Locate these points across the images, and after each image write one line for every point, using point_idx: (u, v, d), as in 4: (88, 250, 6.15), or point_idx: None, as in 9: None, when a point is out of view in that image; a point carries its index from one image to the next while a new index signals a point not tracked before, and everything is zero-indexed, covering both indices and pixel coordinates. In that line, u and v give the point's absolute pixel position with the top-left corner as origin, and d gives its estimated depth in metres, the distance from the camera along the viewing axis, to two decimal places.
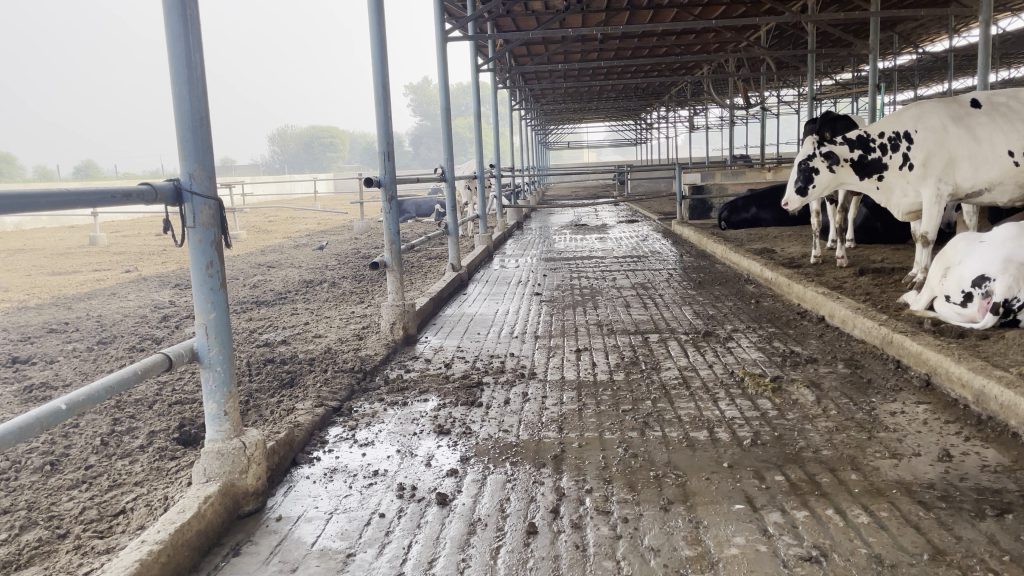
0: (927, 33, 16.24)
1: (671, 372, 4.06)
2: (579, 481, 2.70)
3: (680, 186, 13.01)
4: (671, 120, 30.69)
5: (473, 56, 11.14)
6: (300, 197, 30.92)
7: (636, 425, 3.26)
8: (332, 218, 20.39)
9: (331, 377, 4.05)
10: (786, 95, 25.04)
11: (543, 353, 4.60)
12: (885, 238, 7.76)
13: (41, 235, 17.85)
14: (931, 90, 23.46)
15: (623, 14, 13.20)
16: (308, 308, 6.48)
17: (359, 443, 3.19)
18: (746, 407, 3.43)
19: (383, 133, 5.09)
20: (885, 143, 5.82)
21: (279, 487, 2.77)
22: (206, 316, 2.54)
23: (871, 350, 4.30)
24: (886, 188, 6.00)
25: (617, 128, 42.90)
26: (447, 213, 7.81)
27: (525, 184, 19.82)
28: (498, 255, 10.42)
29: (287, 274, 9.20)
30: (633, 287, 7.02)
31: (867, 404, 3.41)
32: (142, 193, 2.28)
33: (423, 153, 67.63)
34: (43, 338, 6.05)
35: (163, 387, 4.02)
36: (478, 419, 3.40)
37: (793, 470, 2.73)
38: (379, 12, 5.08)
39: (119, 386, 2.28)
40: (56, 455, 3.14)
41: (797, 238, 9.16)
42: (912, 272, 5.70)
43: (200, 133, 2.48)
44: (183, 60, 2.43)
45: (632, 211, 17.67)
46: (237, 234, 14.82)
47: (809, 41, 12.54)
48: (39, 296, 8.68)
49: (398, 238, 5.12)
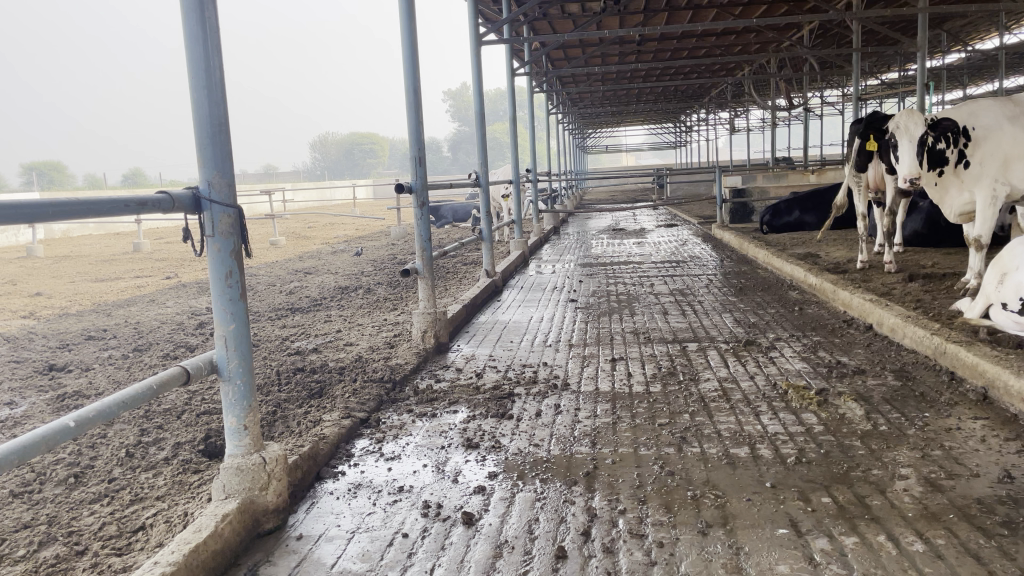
0: (977, 30, 15.75)
1: (711, 383, 3.90)
2: (612, 501, 2.57)
3: (721, 190, 12.75)
4: (711, 123, 30.28)
5: (509, 61, 11.07)
6: (340, 204, 31.16)
7: (673, 440, 3.12)
8: (370, 224, 20.46)
9: (359, 387, 3.96)
10: (831, 96, 24.56)
11: (577, 362, 4.48)
12: (935, 242, 7.48)
13: (87, 242, 18.16)
14: (981, 90, 22.77)
15: (662, 15, 13.02)
16: (341, 315, 6.43)
17: (386, 456, 3.10)
18: (790, 422, 3.27)
19: (415, 139, 5.01)
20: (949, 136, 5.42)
21: (301, 503, 2.69)
22: (225, 327, 2.47)
23: (923, 361, 4.09)
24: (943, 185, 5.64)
25: (657, 131, 42.51)
26: (482, 219, 7.70)
27: (562, 189, 19.69)
28: (534, 260, 10.29)
29: (324, 280, 9.19)
30: (672, 294, 6.85)
31: (921, 419, 3.22)
32: (158, 202, 2.22)
33: (462, 159, 67.87)
34: (80, 346, 6.08)
35: (192, 397, 3.98)
36: (508, 433, 3.29)
37: (841, 491, 2.56)
38: (411, 17, 5.00)
39: (133, 402, 2.21)
40: (80, 467, 3.10)
41: (843, 242, 8.88)
42: (966, 278, 5.44)
43: (219, 139, 2.41)
44: (201, 65, 2.36)
45: (672, 215, 17.40)
46: (276, 241, 14.92)
47: (854, 40, 12.22)
48: (80, 303, 8.77)
49: (429, 244, 5.03)
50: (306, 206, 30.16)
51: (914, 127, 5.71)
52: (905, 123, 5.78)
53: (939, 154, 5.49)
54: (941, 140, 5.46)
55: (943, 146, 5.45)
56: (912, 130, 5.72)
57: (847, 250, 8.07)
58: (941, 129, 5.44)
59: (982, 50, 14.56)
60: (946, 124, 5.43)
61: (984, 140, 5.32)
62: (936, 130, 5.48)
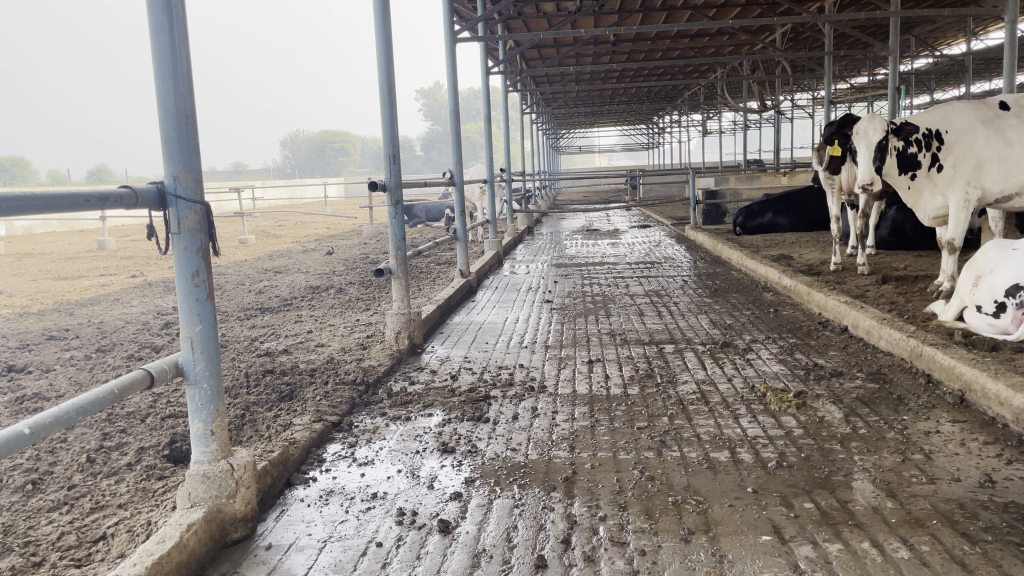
0: (945, 35, 15.93)
1: (689, 386, 3.85)
2: (592, 507, 2.51)
3: (694, 191, 12.77)
4: (683, 125, 30.43)
5: (483, 59, 10.98)
6: (311, 203, 30.90)
7: (652, 444, 3.07)
8: (342, 222, 20.24)
9: (331, 390, 3.86)
10: (800, 99, 24.79)
11: (553, 364, 4.42)
12: (908, 245, 7.52)
13: (50, 239, 17.78)
14: (948, 94, 23.07)
15: (637, 16, 13.03)
16: (313, 316, 6.31)
17: (358, 462, 3.01)
18: (769, 425, 3.24)
19: (389, 136, 4.92)
20: (918, 139, 5.48)
21: (271, 511, 2.60)
22: (191, 328, 2.37)
23: (899, 363, 4.08)
24: (914, 189, 5.67)
25: (629, 132, 42.61)
26: (456, 218, 7.60)
27: (535, 189, 19.63)
28: (508, 261, 10.23)
29: (294, 280, 9.04)
30: (647, 295, 6.81)
31: (900, 423, 3.20)
32: (121, 197, 2.12)
33: (434, 158, 67.61)
34: (42, 346, 5.91)
35: (157, 399, 3.86)
36: (484, 437, 3.22)
37: (822, 497, 2.52)
38: (385, 10, 4.91)
39: (93, 407, 2.10)
40: (38, 473, 2.98)
41: (815, 244, 8.92)
42: (939, 281, 5.47)
43: (185, 132, 2.31)
44: (167, 55, 2.26)
45: (644, 215, 17.43)
46: (246, 240, 14.70)
47: (827, 43, 12.30)
48: (42, 302, 8.56)
49: (403, 243, 4.94)
50: (276, 204, 29.84)
51: (872, 132, 5.72)
52: (864, 128, 5.75)
53: (911, 158, 5.52)
54: (911, 144, 5.51)
55: (914, 150, 5.49)
56: (869, 135, 5.72)
57: (821, 252, 8.11)
58: (909, 133, 5.51)
59: (949, 54, 14.76)
60: (913, 128, 5.50)
61: (957, 144, 5.34)
62: (908, 135, 5.52)
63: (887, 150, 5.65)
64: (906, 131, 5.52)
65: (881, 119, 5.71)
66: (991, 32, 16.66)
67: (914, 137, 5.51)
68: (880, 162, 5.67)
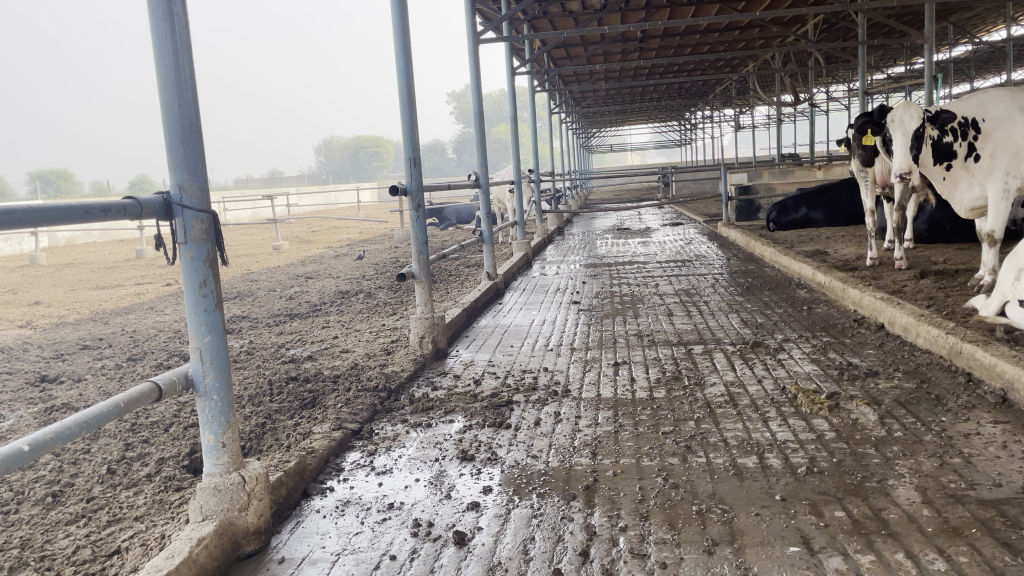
0: (984, 22, 15.48)
1: (717, 388, 3.74)
2: (613, 517, 2.43)
3: (726, 187, 12.57)
4: (716, 121, 30.06)
5: (509, 59, 10.91)
6: (344, 208, 31.15)
7: (677, 450, 2.98)
8: (375, 227, 20.32)
9: (354, 397, 3.82)
10: (835, 91, 24.36)
11: (578, 367, 4.34)
12: (951, 239, 7.29)
13: (91, 249, 18.14)
14: (988, 83, 22.43)
15: (664, 11, 12.85)
16: (340, 321, 6.30)
17: (377, 471, 2.96)
18: (800, 428, 3.12)
19: (409, 140, 4.88)
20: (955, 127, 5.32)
21: (286, 523, 2.56)
22: (200, 339, 2.34)
23: (938, 362, 3.93)
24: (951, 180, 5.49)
25: (661, 129, 42.16)
26: (482, 220, 7.54)
27: (566, 189, 19.52)
28: (538, 261, 10.16)
29: (324, 285, 9.05)
30: (677, 294, 6.69)
31: (937, 424, 3.07)
32: (124, 208, 2.10)
33: (466, 160, 67.75)
34: (75, 355, 5.98)
35: (181, 409, 3.86)
36: (505, 444, 3.15)
37: (855, 504, 2.41)
38: (403, 14, 4.87)
39: (98, 421, 2.09)
40: (60, 485, 2.98)
41: (852, 239, 8.71)
42: (980, 274, 5.27)
43: (190, 141, 2.28)
44: (170, 62, 2.23)
45: (677, 214, 17.22)
46: (279, 246, 14.81)
47: (861, 33, 11.92)
48: (78, 311, 8.69)
49: (425, 246, 4.89)
50: (310, 209, 30.15)
51: (908, 120, 5.53)
52: (900, 116, 5.55)
53: (946, 148, 5.37)
54: (946, 133, 5.34)
55: (949, 138, 5.33)
56: (905, 124, 5.53)
57: (857, 247, 7.90)
58: (945, 121, 5.34)
59: (988, 42, 14.33)
60: (950, 116, 5.33)
61: (994, 133, 5.17)
62: (944, 123, 5.34)
63: (925, 139, 5.47)
64: (943, 120, 5.35)
65: (917, 106, 5.53)
66: None
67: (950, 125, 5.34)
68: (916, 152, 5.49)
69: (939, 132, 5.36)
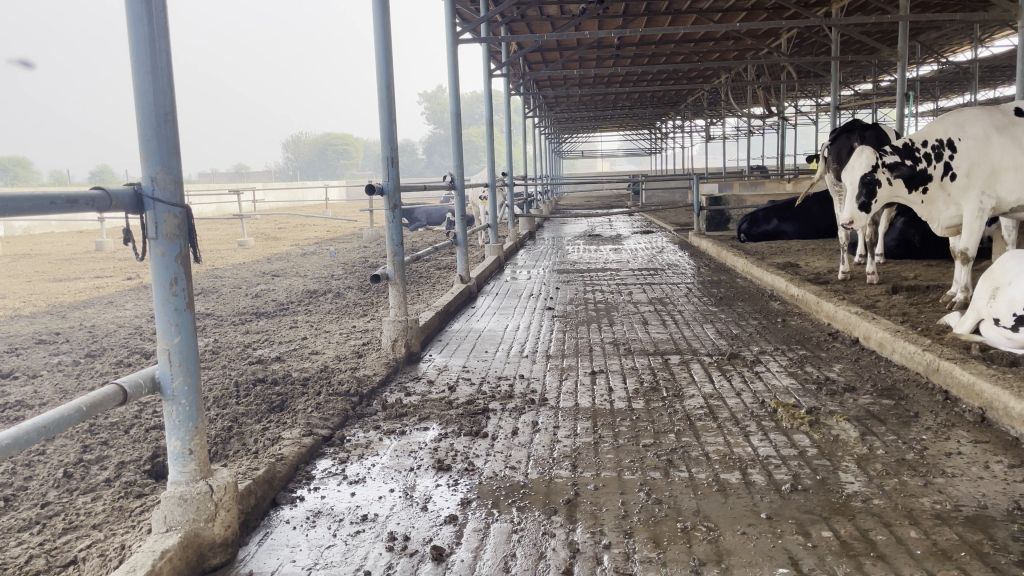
0: (952, 42, 15.75)
1: (696, 400, 3.69)
2: (596, 534, 2.35)
3: (698, 197, 12.63)
4: (686, 130, 30.28)
5: (486, 62, 10.82)
6: (312, 206, 30.82)
7: (658, 463, 2.92)
8: (344, 225, 20.07)
9: (324, 401, 3.70)
10: (804, 105, 24.68)
11: (554, 375, 4.27)
12: (921, 254, 7.36)
13: (49, 239, 17.66)
14: (953, 103, 22.86)
15: (640, 19, 12.86)
16: (309, 321, 6.15)
17: (349, 480, 2.86)
18: (782, 444, 3.08)
19: (387, 138, 4.77)
20: (928, 151, 5.38)
21: (254, 534, 2.45)
22: (169, 340, 2.22)
23: (914, 379, 3.92)
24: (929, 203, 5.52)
25: (632, 137, 42.45)
26: (456, 222, 7.43)
27: (537, 193, 19.50)
28: (509, 265, 10.10)
29: (291, 284, 8.87)
30: (650, 303, 6.65)
31: (918, 442, 3.05)
32: (93, 199, 1.98)
33: (436, 161, 67.54)
34: (30, 350, 5.76)
35: (142, 410, 3.71)
36: (482, 453, 3.06)
37: (842, 524, 2.37)
38: (385, 9, 4.76)
39: (57, 426, 1.96)
40: (12, 489, 2.82)
41: (823, 252, 8.76)
42: (952, 292, 5.31)
43: (165, 130, 2.16)
44: (146, 48, 2.12)
45: (647, 221, 17.30)
46: (245, 242, 14.53)
47: (833, 49, 11.99)
48: (35, 304, 8.41)
49: (401, 247, 4.78)
50: (277, 206, 29.83)
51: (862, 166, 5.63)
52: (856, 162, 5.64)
53: (922, 171, 5.41)
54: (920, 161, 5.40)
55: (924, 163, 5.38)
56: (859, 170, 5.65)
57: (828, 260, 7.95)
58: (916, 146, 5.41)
59: (955, 62, 14.58)
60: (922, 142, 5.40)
61: (968, 151, 5.20)
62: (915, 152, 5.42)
63: (878, 184, 5.63)
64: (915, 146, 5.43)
65: (869, 151, 5.60)
66: (998, 39, 16.54)
67: (922, 150, 5.40)
68: (867, 201, 5.64)
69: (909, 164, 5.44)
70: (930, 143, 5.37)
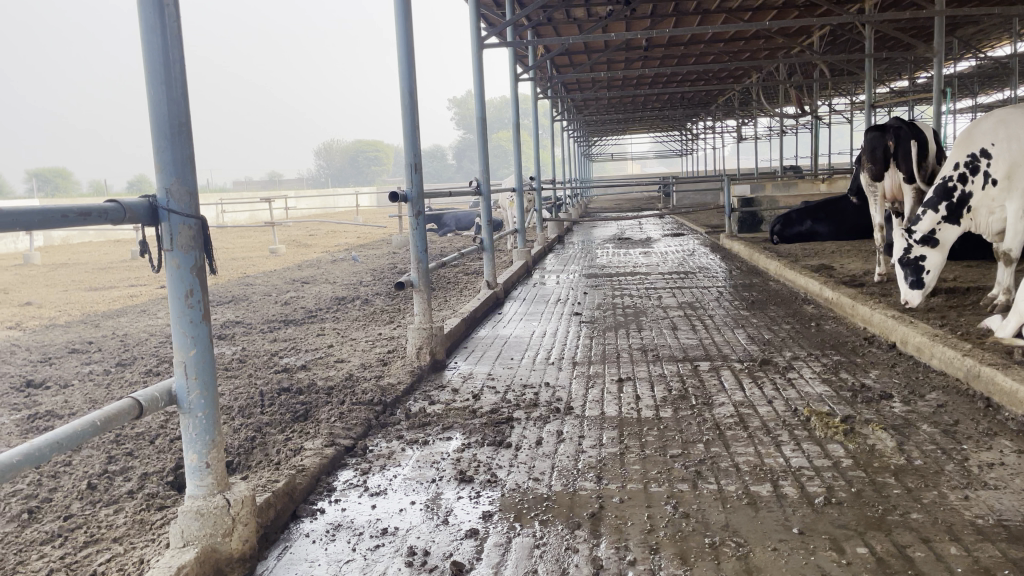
0: (989, 37, 15.38)
1: (725, 409, 3.60)
2: (620, 549, 2.29)
3: (729, 199, 12.46)
4: (717, 131, 29.98)
5: (512, 66, 10.77)
6: (343, 212, 31.08)
7: (686, 475, 2.84)
8: (374, 232, 20.18)
9: (347, 411, 3.67)
10: (838, 104, 24.29)
11: (581, 382, 4.20)
12: (963, 255, 7.16)
13: (87, 249, 18.00)
14: (992, 98, 22.31)
15: (669, 20, 12.75)
16: (336, 329, 6.15)
17: (370, 491, 2.82)
18: (815, 454, 2.98)
19: (410, 144, 4.74)
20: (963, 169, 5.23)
21: (273, 548, 2.42)
22: (185, 353, 2.19)
23: (954, 385, 3.80)
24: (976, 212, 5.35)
25: (662, 138, 42.12)
26: (483, 228, 7.39)
27: (567, 197, 19.41)
28: (538, 270, 10.03)
29: (320, 291, 8.90)
30: (680, 307, 6.55)
31: (959, 452, 2.93)
32: (106, 212, 1.96)
33: (466, 166, 67.78)
34: (64, 359, 5.83)
35: (168, 420, 3.71)
36: (505, 464, 3.01)
37: (877, 539, 2.27)
38: (407, 15, 4.74)
39: (72, 441, 1.94)
40: (37, 501, 2.83)
41: (857, 253, 8.57)
42: (994, 294, 5.13)
43: (179, 141, 2.14)
44: (159, 57, 2.09)
45: (678, 224, 17.13)
46: (277, 250, 14.65)
47: (867, 45, 11.75)
48: (71, 313, 8.55)
49: (425, 255, 4.75)
50: (309, 212, 30.14)
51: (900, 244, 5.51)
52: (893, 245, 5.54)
53: (961, 196, 5.26)
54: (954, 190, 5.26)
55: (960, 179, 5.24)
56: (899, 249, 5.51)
57: (862, 262, 7.78)
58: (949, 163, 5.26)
59: (994, 57, 14.22)
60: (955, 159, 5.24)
61: (1004, 154, 5.03)
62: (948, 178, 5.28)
63: (921, 257, 5.36)
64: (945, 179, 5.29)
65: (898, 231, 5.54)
66: None
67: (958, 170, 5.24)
68: (916, 275, 5.34)
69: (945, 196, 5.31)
70: (961, 162, 5.22)
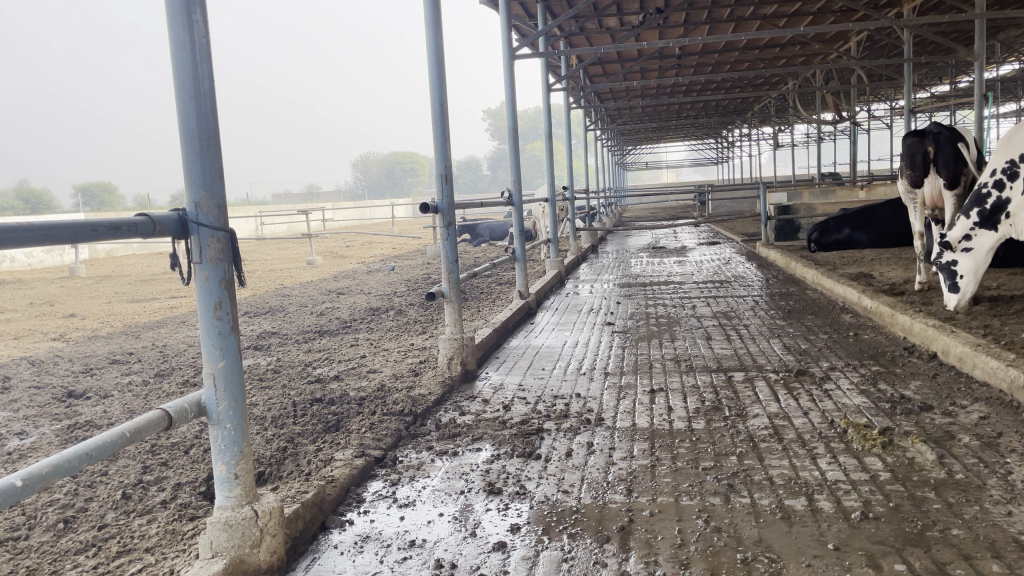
0: None
1: (760, 420, 3.54)
2: (649, 564, 2.25)
3: (765, 206, 12.30)
4: (754, 138, 29.64)
5: (545, 76, 10.77)
6: (379, 223, 31.34)
7: (719, 488, 2.79)
8: (409, 242, 20.30)
9: (378, 421, 3.68)
10: (878, 109, 23.85)
11: (612, 393, 4.17)
12: (1008, 263, 6.96)
13: (130, 261, 18.39)
14: None
15: (702, 27, 12.66)
16: (369, 339, 6.19)
17: (399, 503, 2.81)
18: (852, 467, 2.92)
19: (440, 156, 4.76)
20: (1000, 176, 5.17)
21: (302, 559, 2.42)
22: (214, 364, 2.21)
23: (998, 397, 3.68)
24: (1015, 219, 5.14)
25: (698, 147, 41.73)
26: (515, 238, 7.38)
27: (601, 206, 19.33)
28: (571, 280, 10.00)
29: (355, 301, 8.98)
30: (715, 317, 6.47)
31: (1003, 466, 2.83)
32: (138, 225, 1.99)
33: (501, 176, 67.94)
34: (104, 369, 5.95)
35: (203, 430, 3.76)
36: (534, 476, 2.98)
37: (916, 556, 2.21)
38: (438, 28, 4.76)
39: (100, 453, 1.95)
40: (73, 510, 2.88)
41: (898, 261, 8.39)
42: None
43: (209, 155, 2.17)
44: (188, 72, 2.13)
45: (714, 232, 16.96)
46: (314, 261, 14.81)
47: (907, 49, 11.53)
48: (113, 324, 8.73)
49: (455, 265, 4.75)
50: (346, 224, 30.45)
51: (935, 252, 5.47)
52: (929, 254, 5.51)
53: (999, 201, 5.17)
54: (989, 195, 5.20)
55: (997, 186, 5.17)
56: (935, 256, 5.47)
57: (903, 270, 7.61)
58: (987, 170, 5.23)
59: None
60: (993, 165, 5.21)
61: None
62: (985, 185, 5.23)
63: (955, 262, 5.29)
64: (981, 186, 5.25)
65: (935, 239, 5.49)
66: None
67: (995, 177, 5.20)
68: (952, 279, 5.25)
69: (981, 202, 5.23)
70: (999, 168, 5.20)
